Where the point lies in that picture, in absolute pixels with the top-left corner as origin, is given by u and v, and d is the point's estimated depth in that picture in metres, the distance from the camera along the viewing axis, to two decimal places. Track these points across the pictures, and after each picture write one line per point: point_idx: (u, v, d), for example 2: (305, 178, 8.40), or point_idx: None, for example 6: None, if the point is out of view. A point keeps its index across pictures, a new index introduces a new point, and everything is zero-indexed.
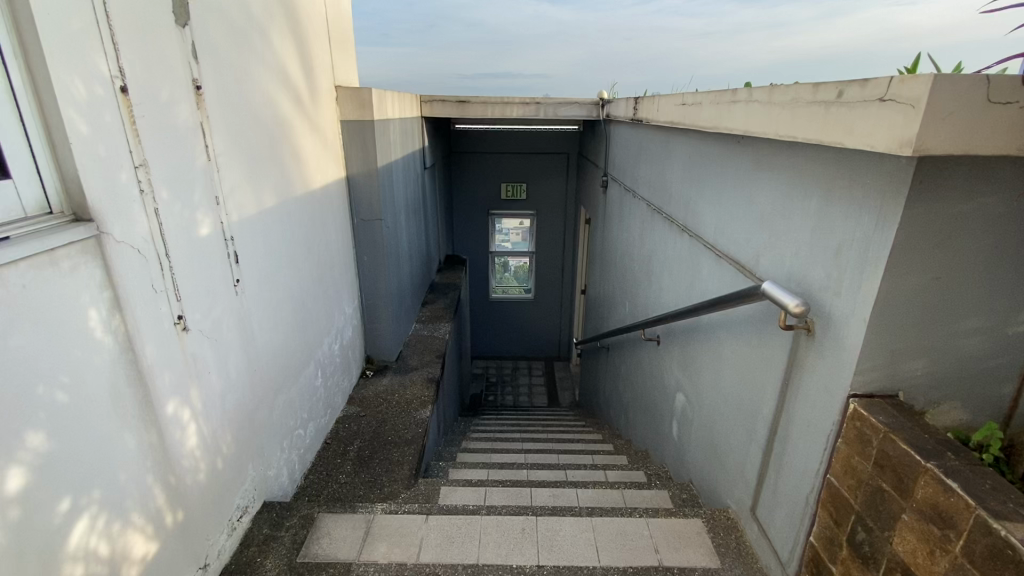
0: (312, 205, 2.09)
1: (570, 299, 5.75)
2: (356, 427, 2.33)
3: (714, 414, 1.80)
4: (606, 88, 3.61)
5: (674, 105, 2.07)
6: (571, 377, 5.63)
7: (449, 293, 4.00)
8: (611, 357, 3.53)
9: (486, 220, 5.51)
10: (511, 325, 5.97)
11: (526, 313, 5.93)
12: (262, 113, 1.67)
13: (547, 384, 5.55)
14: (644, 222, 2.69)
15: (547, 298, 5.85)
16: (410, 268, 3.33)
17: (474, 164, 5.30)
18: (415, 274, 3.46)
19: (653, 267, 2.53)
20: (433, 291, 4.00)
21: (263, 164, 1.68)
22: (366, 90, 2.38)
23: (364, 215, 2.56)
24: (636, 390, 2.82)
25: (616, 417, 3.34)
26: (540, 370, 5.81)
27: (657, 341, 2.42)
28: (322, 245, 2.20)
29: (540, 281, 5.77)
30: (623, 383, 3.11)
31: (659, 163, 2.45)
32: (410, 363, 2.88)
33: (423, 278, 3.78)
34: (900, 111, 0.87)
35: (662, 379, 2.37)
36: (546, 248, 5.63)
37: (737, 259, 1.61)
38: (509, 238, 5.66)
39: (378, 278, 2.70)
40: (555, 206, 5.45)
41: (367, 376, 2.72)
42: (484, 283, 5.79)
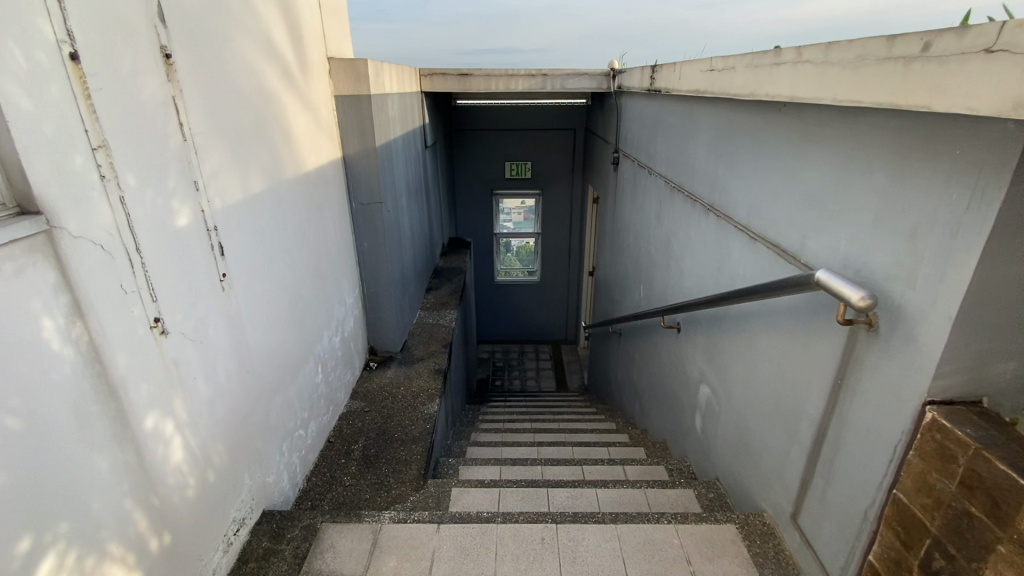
0: (307, 189, 1.93)
1: (577, 281, 5.59)
2: (360, 424, 2.21)
3: (746, 410, 1.67)
4: (617, 58, 3.39)
5: (698, 73, 1.88)
6: (579, 361, 5.52)
7: (454, 278, 3.85)
8: (624, 343, 3.39)
9: (490, 201, 5.32)
10: (517, 308, 5.84)
11: (532, 296, 5.78)
12: (246, 87, 1.50)
13: (554, 367, 5.45)
14: (662, 202, 2.52)
15: (554, 281, 5.70)
16: (413, 254, 3.17)
17: (477, 141, 5.09)
18: (418, 261, 3.31)
19: (672, 250, 2.37)
20: (437, 276, 3.85)
21: (250, 144, 1.51)
22: (361, 62, 2.19)
23: (362, 198, 2.39)
24: (654, 379, 2.69)
25: (630, 405, 3.22)
26: (548, 354, 5.70)
27: (678, 329, 2.27)
28: (319, 231, 2.05)
29: (547, 263, 5.61)
30: (638, 370, 2.98)
31: (679, 137, 2.26)
32: (414, 354, 2.75)
33: (426, 262, 3.63)
34: (1017, 64, 0.70)
35: (684, 369, 2.23)
36: (552, 229, 5.46)
37: (776, 242, 1.45)
38: (511, 217, 5.49)
39: (379, 264, 2.54)
40: (561, 185, 5.26)
41: (371, 368, 2.59)
42: (488, 266, 5.63)
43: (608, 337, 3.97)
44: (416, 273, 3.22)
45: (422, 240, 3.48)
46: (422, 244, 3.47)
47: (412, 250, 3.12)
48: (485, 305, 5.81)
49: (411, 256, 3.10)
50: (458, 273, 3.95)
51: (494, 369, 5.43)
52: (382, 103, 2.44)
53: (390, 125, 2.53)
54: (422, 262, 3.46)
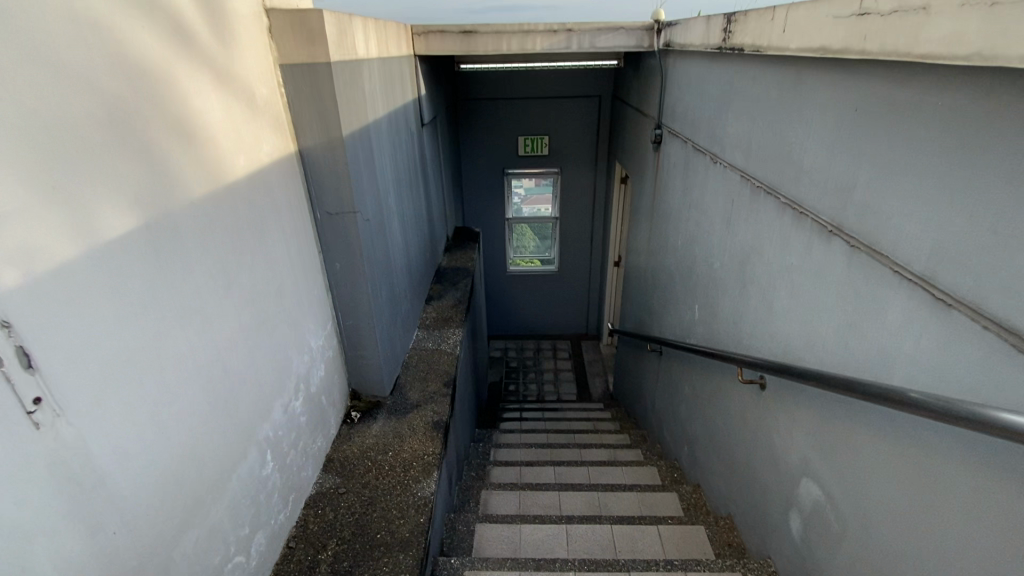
0: (234, 209, 1.32)
1: (601, 270, 4.94)
2: (332, 514, 1.66)
3: (905, 563, 1.07)
4: (663, 8, 2.66)
5: (827, 21, 1.20)
6: (601, 360, 4.94)
7: (460, 281, 3.24)
8: (667, 366, 2.78)
9: (501, 182, 4.64)
10: (532, 300, 5.23)
11: (549, 287, 5.16)
12: (86, 59, 0.87)
13: (574, 368, 4.88)
14: (736, 204, 1.85)
15: (574, 270, 5.06)
16: (407, 265, 2.54)
17: (485, 113, 4.38)
18: (414, 270, 2.68)
19: (753, 274, 1.72)
20: (439, 279, 3.23)
21: (98, 157, 0.89)
22: (316, 15, 1.52)
23: (329, 207, 1.76)
24: (716, 430, 2.09)
25: (675, 444, 2.64)
26: (567, 351, 5.12)
27: (763, 386, 1.65)
28: (261, 264, 1.44)
29: (566, 251, 4.96)
30: (691, 410, 2.38)
31: (771, 118, 1.59)
32: (408, 398, 2.17)
33: (426, 266, 3.01)
34: None
35: (771, 442, 1.63)
36: (573, 213, 4.77)
37: (1014, 329, 0.81)
38: (526, 192, 4.78)
39: (358, 291, 1.92)
40: (583, 162, 4.55)
41: (351, 422, 2.03)
42: (500, 256, 4.98)
43: (642, 349, 3.36)
44: (410, 286, 2.60)
45: (419, 242, 2.84)
46: (419, 247, 2.83)
47: (404, 262, 2.49)
48: (496, 297, 5.21)
49: (404, 269, 2.48)
50: (464, 274, 3.32)
51: (507, 369, 4.88)
52: (353, 74, 1.77)
53: (366, 104, 1.87)
54: (420, 268, 2.83)
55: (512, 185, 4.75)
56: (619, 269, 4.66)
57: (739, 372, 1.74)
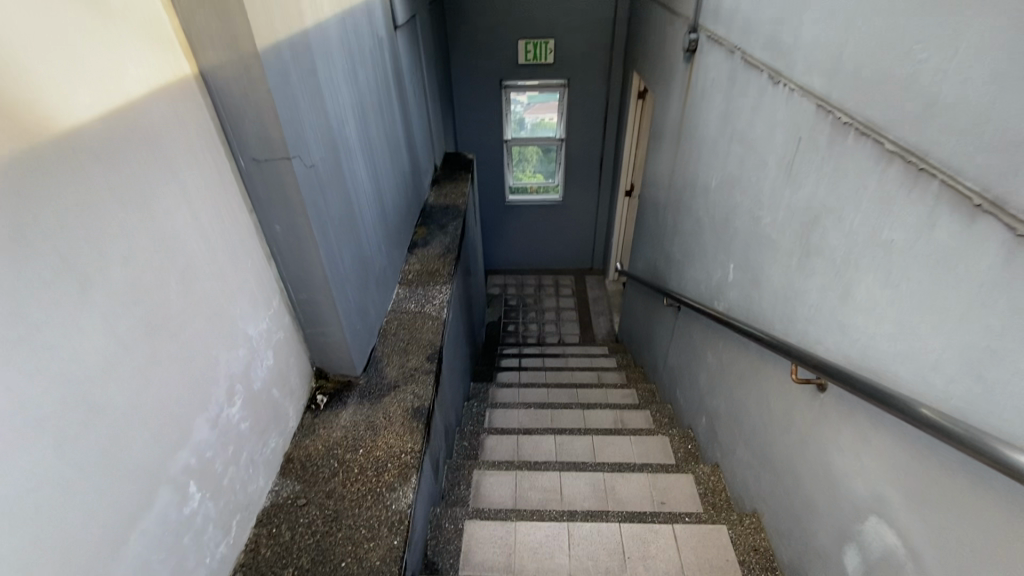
0: (89, 170, 0.88)
1: (610, 199, 4.44)
2: (290, 533, 1.38)
3: None
4: None
5: None
6: (607, 299, 4.60)
7: (449, 222, 2.79)
8: (686, 327, 2.42)
9: (499, 97, 4.01)
10: (533, 233, 4.79)
11: (552, 218, 4.69)
12: None
13: (578, 306, 4.56)
14: (805, 147, 1.38)
15: (580, 200, 4.56)
16: (381, 214, 2.09)
17: (478, 10, 3.65)
18: (390, 217, 2.22)
19: (823, 243, 1.30)
20: (424, 221, 2.78)
21: None
22: None
23: (257, 151, 1.30)
24: (747, 418, 1.78)
25: (690, 412, 2.36)
26: (570, 288, 4.77)
27: (822, 388, 1.30)
28: (152, 244, 1.03)
29: (572, 179, 4.43)
30: (715, 382, 2.06)
31: (881, 21, 1.08)
32: (383, 378, 1.83)
33: (407, 207, 2.55)
34: None
35: (826, 456, 1.31)
36: (580, 134, 4.18)
37: None
38: (527, 108, 4.16)
39: (309, 260, 1.49)
40: (594, 73, 3.89)
41: (317, 409, 1.71)
42: (498, 183, 4.46)
43: (656, 299, 3.00)
44: (387, 238, 2.16)
45: (397, 182, 2.36)
46: (396, 187, 2.35)
47: (376, 209, 2.03)
48: (494, 229, 4.75)
49: (376, 220, 2.03)
50: (453, 214, 2.87)
51: (506, 308, 4.56)
52: None
53: (300, 1, 1.34)
54: (398, 213, 2.38)
55: (512, 101, 4.13)
56: (631, 199, 4.17)
57: (793, 371, 1.38)
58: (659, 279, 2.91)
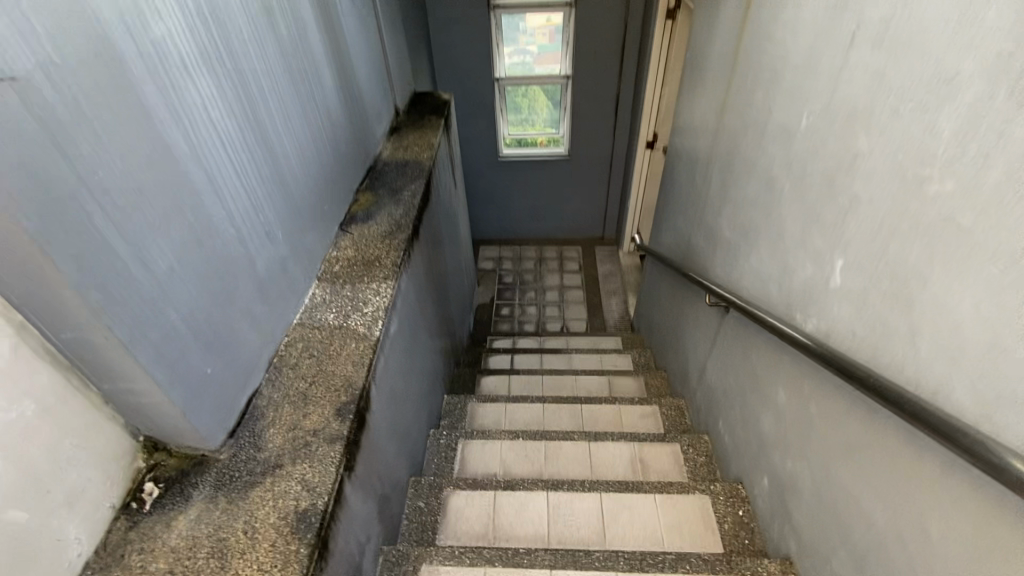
0: None
1: (627, 153, 3.61)
2: None
3: None
4: None
5: None
6: (620, 275, 3.83)
7: (404, 183, 2.01)
8: (738, 337, 1.68)
9: (487, 20, 3.12)
10: (532, 196, 3.98)
11: (555, 177, 3.87)
12: None
13: (585, 283, 3.81)
14: None
15: (589, 155, 3.72)
16: (271, 182, 1.32)
17: None
18: (296, 184, 1.46)
19: None
20: (372, 184, 1.99)
21: None
22: None
23: None
24: (859, 519, 1.06)
25: (741, 460, 1.65)
26: (576, 262, 4.00)
27: None
28: None
29: (580, 128, 3.57)
30: (791, 435, 1.34)
31: None
32: (261, 449, 1.13)
33: (339, 164, 1.78)
34: None
35: None
36: (591, 70, 3.30)
37: None
38: (527, 35, 3.27)
39: (46, 276, 0.76)
40: None
41: (139, 510, 1.02)
42: (488, 134, 3.63)
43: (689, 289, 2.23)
44: (288, 217, 1.41)
45: (313, 130, 1.57)
46: (311, 138, 1.56)
47: (258, 174, 1.26)
48: (486, 190, 3.96)
49: (259, 191, 1.27)
50: (413, 173, 2.07)
51: (499, 286, 3.82)
52: None
53: None
54: (318, 177, 1.60)
55: (507, 45, 3.30)
56: (652, 153, 3.35)
57: None
58: (694, 263, 2.14)
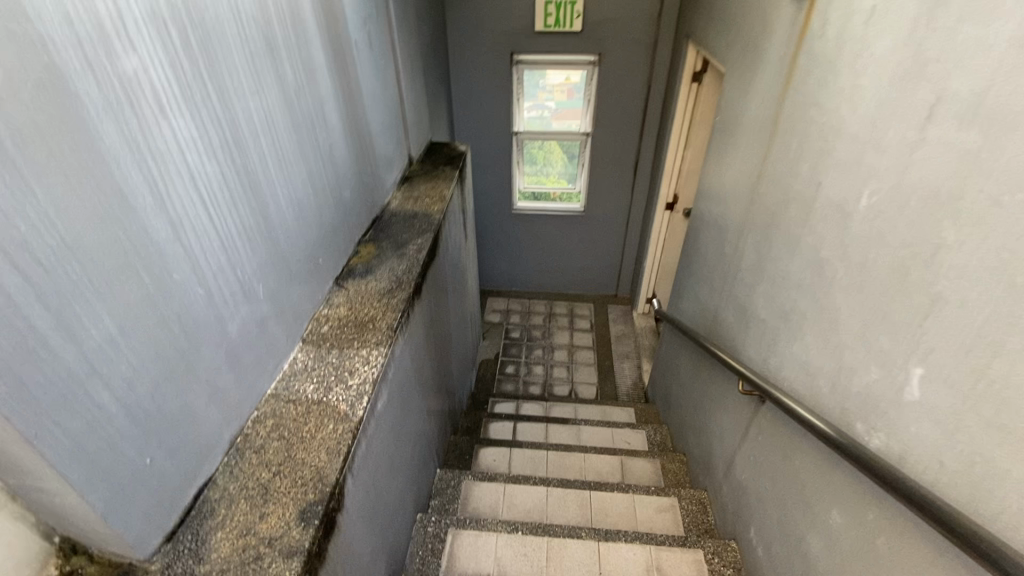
0: None
1: (646, 213, 3.49)
2: None
3: None
4: None
5: None
6: (633, 337, 3.62)
7: (410, 235, 1.87)
8: (776, 434, 1.46)
9: (509, 75, 3.10)
10: (545, 249, 3.85)
11: (570, 232, 3.74)
12: None
13: (596, 343, 3.61)
14: None
15: (607, 213, 3.61)
16: (256, 235, 1.18)
17: None
18: (287, 237, 1.31)
19: None
20: (376, 235, 1.85)
21: None
22: None
23: None
24: None
25: None
26: (588, 320, 3.81)
27: None
28: None
29: (598, 185, 3.48)
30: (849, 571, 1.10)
31: None
32: (202, 561, 0.92)
33: (342, 214, 1.65)
34: None
35: None
36: (612, 128, 3.24)
37: None
38: (548, 94, 3.23)
39: None
40: (635, 47, 2.95)
41: None
42: (504, 186, 3.54)
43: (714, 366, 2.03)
44: (274, 273, 1.25)
45: (313, 179, 1.44)
46: (310, 187, 1.43)
47: (241, 227, 1.12)
48: (498, 241, 3.84)
49: (240, 245, 1.12)
50: (420, 226, 1.92)
51: (505, 341, 3.62)
52: None
53: None
54: (314, 228, 1.46)
55: (527, 101, 3.25)
56: (673, 215, 3.23)
57: None
58: (721, 339, 1.95)
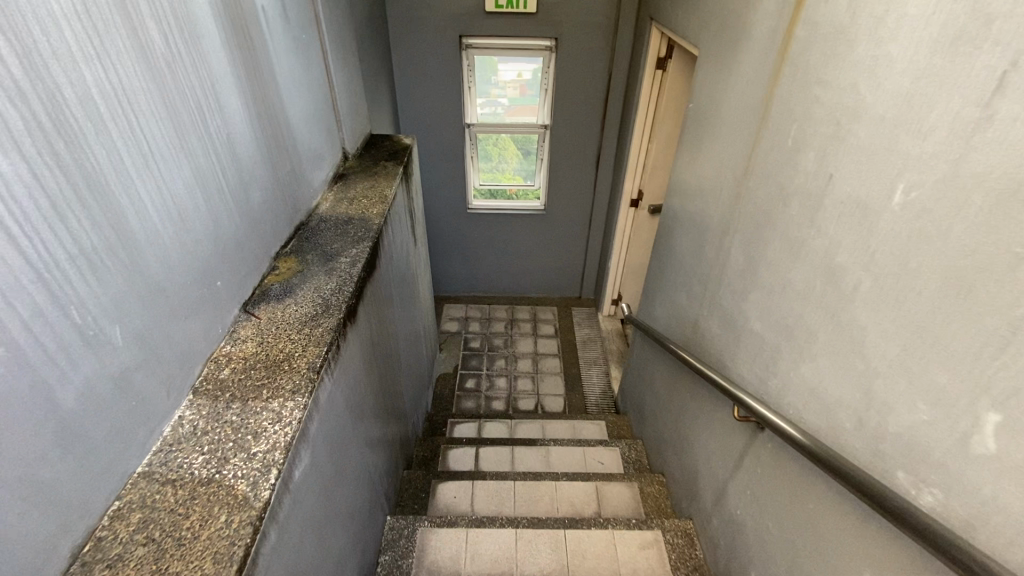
0: None
1: (610, 209, 3.28)
2: None
3: None
4: None
5: None
6: (600, 341, 3.41)
7: (343, 244, 1.55)
8: (781, 469, 1.26)
9: (458, 61, 2.79)
10: (504, 251, 3.58)
11: (530, 232, 3.48)
12: None
13: (561, 349, 3.38)
14: None
15: (568, 211, 3.37)
16: (103, 262, 0.83)
17: None
18: (161, 260, 0.97)
19: None
20: (299, 247, 1.52)
21: None
22: None
23: None
24: None
25: None
26: (551, 325, 3.57)
27: None
28: None
29: (559, 181, 3.23)
30: None
31: None
32: None
33: (250, 222, 1.31)
34: None
35: None
36: (572, 120, 2.99)
37: None
38: (502, 86, 2.98)
39: None
40: (595, 30, 2.71)
41: None
42: (458, 184, 3.24)
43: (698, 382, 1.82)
44: (139, 312, 0.91)
45: (202, 182, 1.10)
46: (198, 193, 1.08)
47: (74, 252, 0.77)
48: (452, 244, 3.53)
49: (74, 279, 0.77)
50: (355, 233, 1.61)
51: (464, 352, 3.33)
52: None
53: None
54: (207, 247, 1.12)
55: (483, 98, 3.01)
56: (638, 212, 3.03)
57: None
58: (704, 352, 1.74)
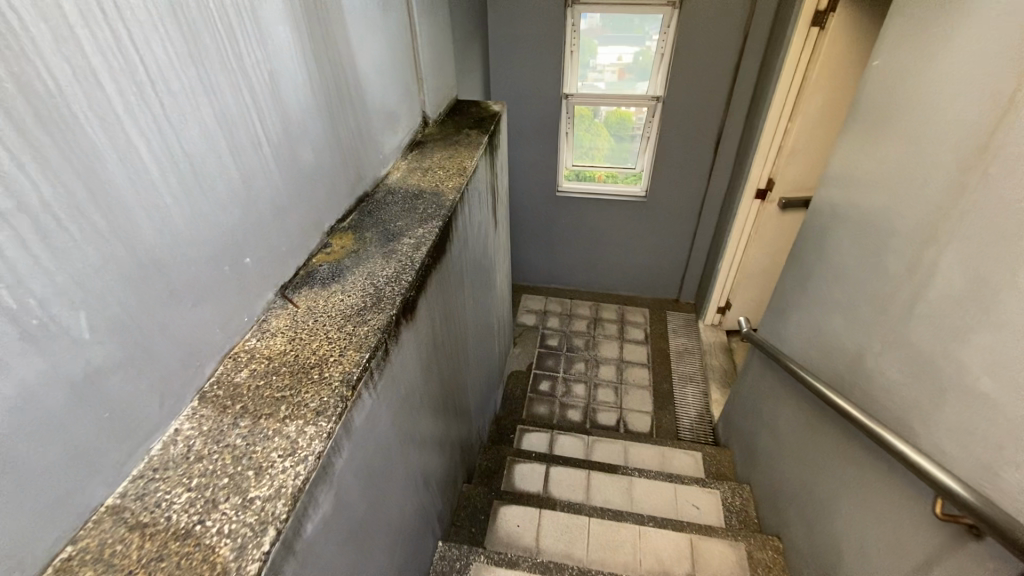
0: None
1: (726, 201, 2.78)
2: None
3: None
4: None
5: None
6: (698, 354, 2.95)
7: (411, 221, 1.28)
8: None
9: (562, 20, 2.43)
10: (594, 241, 3.20)
11: (626, 222, 3.07)
12: None
13: (652, 358, 2.96)
14: None
15: (674, 200, 2.91)
16: (59, 225, 0.59)
17: None
18: (159, 227, 0.73)
19: None
20: (358, 222, 1.27)
21: None
22: None
23: None
24: None
25: None
26: (641, 329, 3.14)
27: None
28: None
29: (666, 165, 2.78)
30: None
31: None
32: None
33: (299, 188, 1.07)
34: None
35: None
36: (690, 92, 2.52)
37: None
38: (610, 58, 2.58)
39: None
40: None
41: None
42: (550, 163, 2.90)
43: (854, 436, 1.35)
44: (122, 295, 0.68)
45: (229, 132, 0.86)
46: (223, 146, 0.84)
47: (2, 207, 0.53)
48: (537, 229, 3.21)
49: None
50: (425, 209, 1.33)
51: (540, 350, 3.01)
52: None
53: None
54: (232, 215, 0.88)
55: (582, 80, 2.69)
56: (764, 205, 2.52)
57: None
58: (869, 401, 1.28)
